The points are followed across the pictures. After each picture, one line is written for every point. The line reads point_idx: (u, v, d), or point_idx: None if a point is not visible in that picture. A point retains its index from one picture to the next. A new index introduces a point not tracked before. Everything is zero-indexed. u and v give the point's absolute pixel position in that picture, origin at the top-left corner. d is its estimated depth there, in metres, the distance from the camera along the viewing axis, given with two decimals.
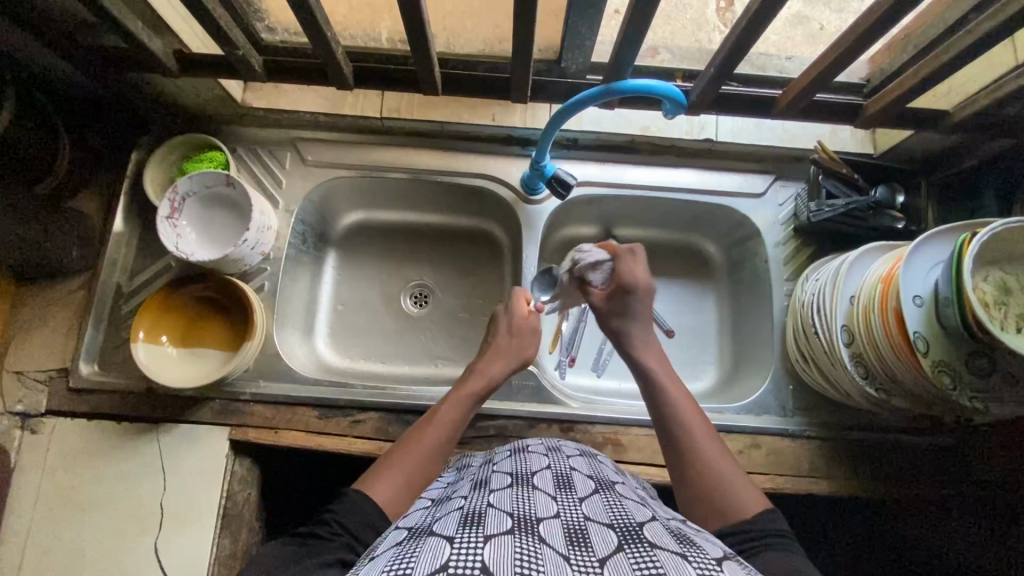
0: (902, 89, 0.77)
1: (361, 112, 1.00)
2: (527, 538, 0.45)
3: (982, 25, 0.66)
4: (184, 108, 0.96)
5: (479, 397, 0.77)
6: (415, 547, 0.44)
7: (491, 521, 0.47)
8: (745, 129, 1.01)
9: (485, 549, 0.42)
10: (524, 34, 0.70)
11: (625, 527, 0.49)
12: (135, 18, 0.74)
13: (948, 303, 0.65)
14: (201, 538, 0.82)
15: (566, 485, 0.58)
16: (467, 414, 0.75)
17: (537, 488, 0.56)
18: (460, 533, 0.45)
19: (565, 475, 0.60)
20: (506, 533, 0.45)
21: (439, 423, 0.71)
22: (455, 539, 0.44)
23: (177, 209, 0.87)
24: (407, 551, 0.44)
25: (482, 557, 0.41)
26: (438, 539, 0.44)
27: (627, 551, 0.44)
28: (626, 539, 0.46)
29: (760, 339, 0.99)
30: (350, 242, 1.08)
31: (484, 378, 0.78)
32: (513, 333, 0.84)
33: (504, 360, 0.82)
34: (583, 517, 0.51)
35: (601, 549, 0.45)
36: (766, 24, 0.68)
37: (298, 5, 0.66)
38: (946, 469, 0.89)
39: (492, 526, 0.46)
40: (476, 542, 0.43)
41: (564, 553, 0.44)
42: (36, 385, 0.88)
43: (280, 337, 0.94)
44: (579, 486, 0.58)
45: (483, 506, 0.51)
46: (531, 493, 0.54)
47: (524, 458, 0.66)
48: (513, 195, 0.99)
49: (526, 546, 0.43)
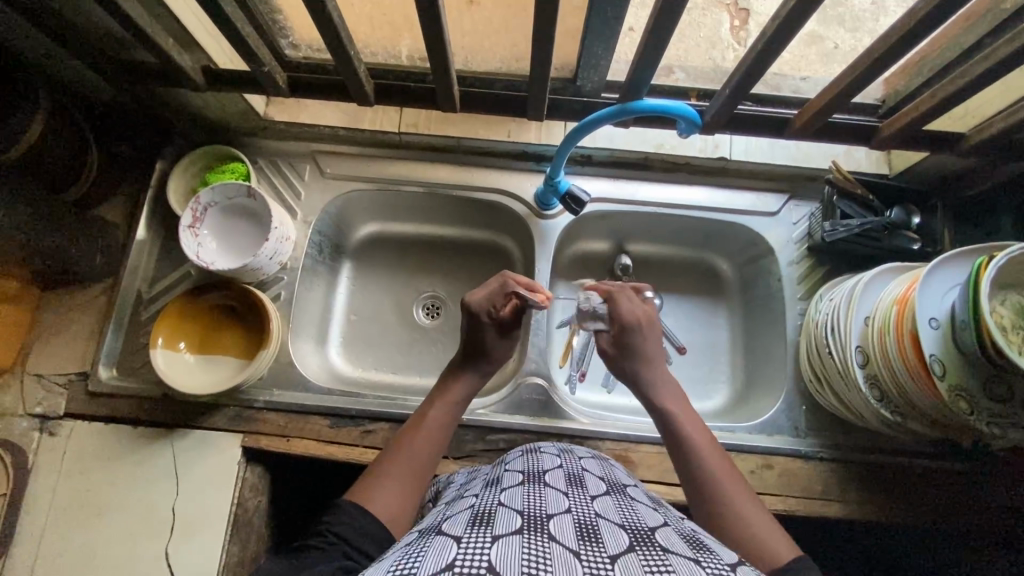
0: (917, 113, 0.77)
1: (380, 127, 1.02)
2: (537, 536, 0.45)
3: (1000, 50, 0.66)
4: (208, 120, 0.98)
5: (457, 407, 0.77)
6: (423, 547, 0.44)
7: (500, 521, 0.47)
8: (757, 147, 1.01)
9: (493, 549, 0.42)
10: (542, 54, 0.72)
11: (636, 529, 0.49)
12: (166, 35, 0.76)
13: (965, 327, 0.65)
14: (211, 544, 0.83)
15: (577, 484, 0.58)
16: (455, 420, 0.76)
17: (549, 485, 0.56)
18: (468, 533, 0.45)
19: (577, 475, 0.61)
20: (514, 533, 0.45)
21: (428, 429, 0.72)
22: (462, 539, 0.44)
23: (199, 219, 0.89)
24: (414, 551, 0.44)
25: (490, 556, 0.41)
26: (446, 538, 0.45)
27: (639, 552, 0.44)
28: (637, 541, 0.46)
29: (773, 357, 0.98)
30: (365, 253, 1.09)
31: (462, 390, 0.78)
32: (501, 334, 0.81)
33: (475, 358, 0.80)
34: (595, 515, 0.51)
35: (612, 546, 0.45)
36: (783, 43, 0.68)
37: (323, 23, 0.68)
38: (963, 497, 0.87)
39: (501, 526, 0.46)
40: (483, 542, 0.43)
41: (573, 549, 0.44)
42: (56, 388, 0.90)
43: (295, 346, 0.95)
44: (590, 487, 0.58)
45: (494, 505, 0.51)
46: (543, 491, 0.55)
47: (537, 458, 0.65)
48: (527, 210, 1.00)
49: (534, 544, 0.43)
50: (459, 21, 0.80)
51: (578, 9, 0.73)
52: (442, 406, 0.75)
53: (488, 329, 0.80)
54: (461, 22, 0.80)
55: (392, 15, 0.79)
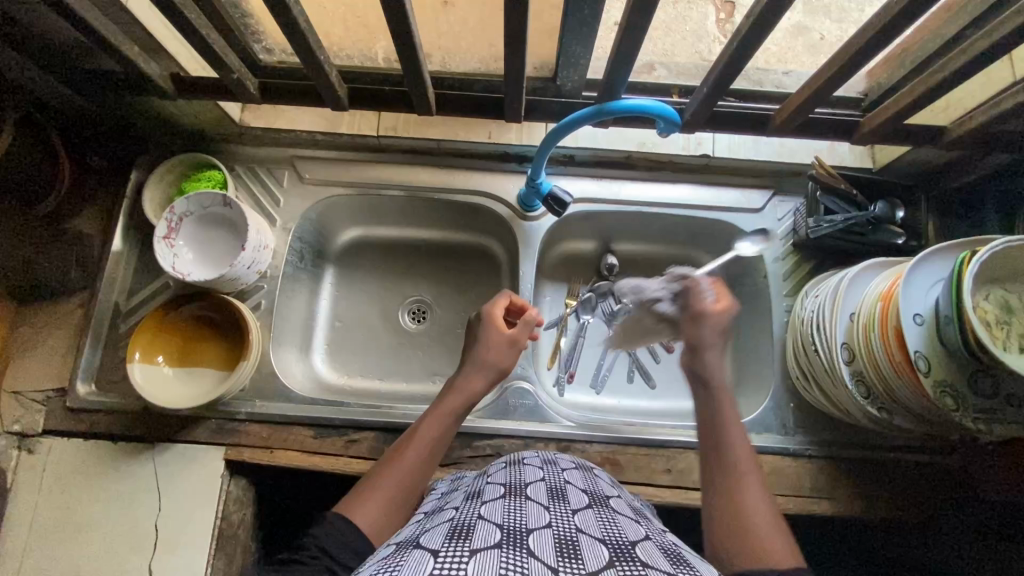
0: (898, 107, 0.76)
1: (358, 130, 1.00)
2: (515, 551, 0.44)
3: (978, 43, 0.65)
4: (183, 128, 0.96)
5: (460, 415, 0.75)
6: (400, 560, 0.43)
7: (479, 534, 0.46)
8: (743, 144, 0.99)
9: (470, 563, 0.41)
10: (517, 56, 0.71)
11: (617, 544, 0.48)
12: (131, 43, 0.75)
13: (949, 321, 0.64)
14: (195, 558, 0.82)
15: (559, 497, 0.57)
16: (450, 432, 0.73)
17: (530, 499, 0.56)
18: (446, 546, 0.44)
19: (560, 488, 0.60)
20: (493, 548, 0.44)
21: (419, 443, 0.70)
22: (440, 552, 0.43)
23: (174, 230, 0.87)
24: (391, 564, 0.43)
25: (466, 570, 0.40)
26: (423, 552, 0.44)
27: (618, 567, 0.43)
28: (617, 556, 0.45)
29: (761, 354, 0.98)
30: (348, 258, 1.08)
31: (466, 394, 0.76)
32: (494, 345, 0.80)
33: (483, 367, 0.78)
34: (575, 529, 0.50)
35: (591, 562, 0.44)
36: (761, 40, 0.67)
37: (291, 29, 0.66)
38: (950, 491, 0.87)
39: (480, 540, 0.45)
40: (461, 557, 0.42)
41: (553, 566, 0.43)
42: (34, 405, 0.88)
43: (277, 355, 0.94)
44: (572, 500, 0.57)
45: (473, 518, 0.51)
46: (524, 505, 0.54)
47: (519, 470, 0.65)
48: (510, 212, 0.99)
49: (512, 559, 0.42)
50: (432, 23, 0.78)
51: (554, 6, 0.72)
52: (440, 413, 0.74)
53: (492, 333, 0.80)
54: (435, 23, 0.78)
55: (364, 16, 0.77)
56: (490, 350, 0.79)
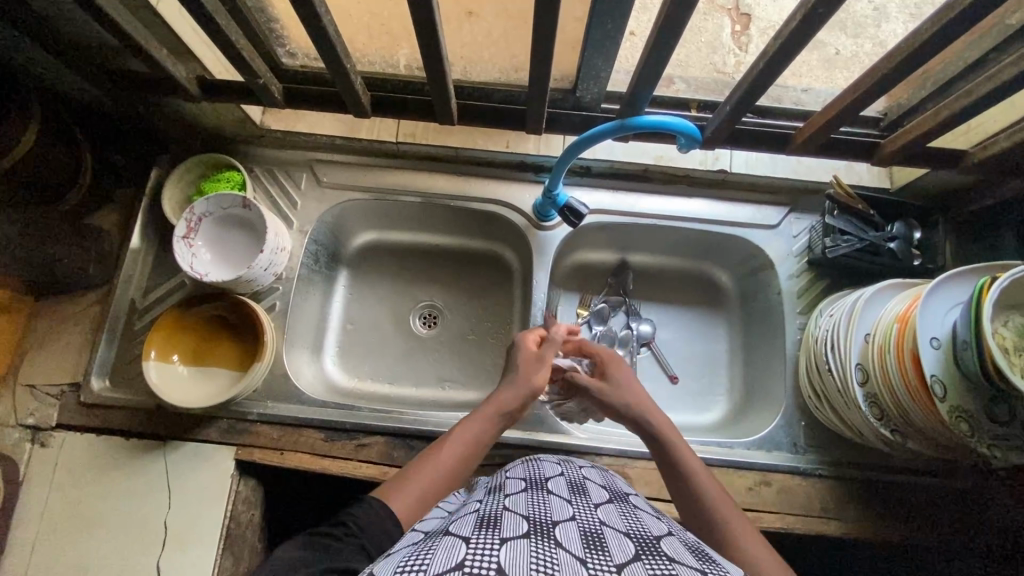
0: (921, 129, 0.76)
1: (377, 136, 1.01)
2: (544, 542, 0.44)
3: (1004, 70, 0.65)
4: (204, 128, 0.97)
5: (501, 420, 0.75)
6: (432, 546, 0.44)
7: (507, 525, 0.46)
8: (760, 160, 1.00)
9: (502, 551, 0.41)
10: (541, 70, 0.71)
11: (642, 538, 0.48)
12: (159, 44, 0.75)
13: (967, 347, 0.64)
14: (204, 556, 0.82)
15: (581, 492, 0.58)
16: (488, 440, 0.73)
17: (552, 493, 0.56)
18: (476, 535, 0.44)
19: (580, 483, 0.60)
20: (522, 537, 0.44)
21: (456, 446, 0.70)
22: (472, 540, 0.43)
23: (193, 229, 0.88)
24: (424, 550, 0.43)
25: (499, 558, 0.40)
26: (455, 539, 0.44)
27: (645, 560, 0.44)
28: (643, 550, 0.46)
29: (771, 372, 0.97)
30: (361, 262, 1.08)
31: (504, 402, 0.75)
32: (538, 361, 0.79)
33: (527, 380, 0.78)
34: (600, 522, 0.50)
35: (619, 554, 0.44)
36: (787, 61, 0.67)
37: (322, 39, 0.67)
38: (961, 515, 0.86)
39: (509, 530, 0.45)
40: (492, 545, 0.42)
41: (581, 556, 0.43)
42: (48, 399, 0.89)
43: (290, 357, 0.94)
44: (593, 494, 0.58)
45: (499, 509, 0.51)
46: (547, 498, 0.54)
47: (537, 466, 0.65)
48: (525, 221, 0.99)
49: (542, 549, 0.43)
50: (457, 32, 0.79)
51: (579, 20, 0.72)
52: (477, 418, 0.74)
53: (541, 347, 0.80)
54: (458, 33, 0.79)
55: (389, 25, 0.78)
56: (536, 363, 0.79)
